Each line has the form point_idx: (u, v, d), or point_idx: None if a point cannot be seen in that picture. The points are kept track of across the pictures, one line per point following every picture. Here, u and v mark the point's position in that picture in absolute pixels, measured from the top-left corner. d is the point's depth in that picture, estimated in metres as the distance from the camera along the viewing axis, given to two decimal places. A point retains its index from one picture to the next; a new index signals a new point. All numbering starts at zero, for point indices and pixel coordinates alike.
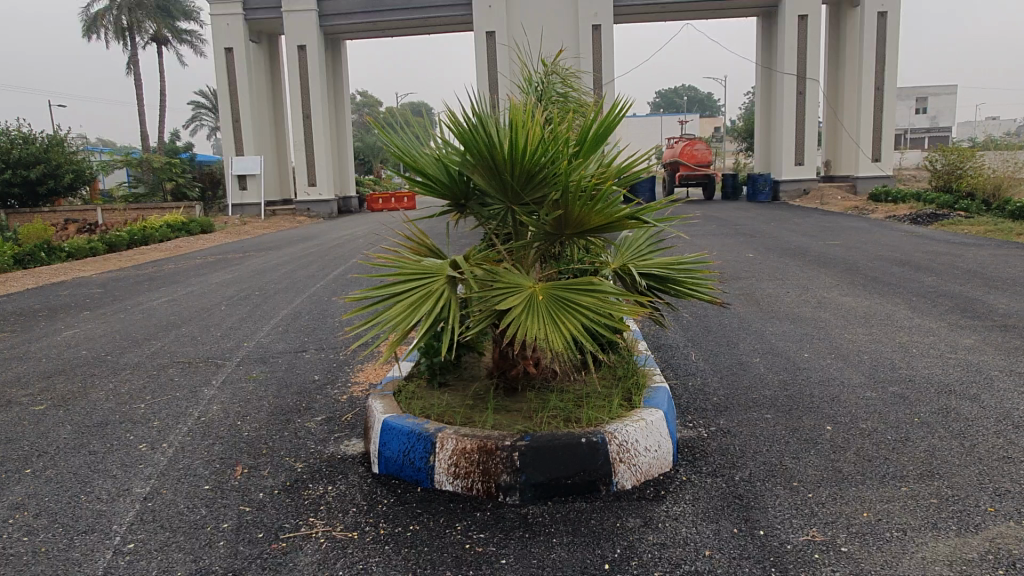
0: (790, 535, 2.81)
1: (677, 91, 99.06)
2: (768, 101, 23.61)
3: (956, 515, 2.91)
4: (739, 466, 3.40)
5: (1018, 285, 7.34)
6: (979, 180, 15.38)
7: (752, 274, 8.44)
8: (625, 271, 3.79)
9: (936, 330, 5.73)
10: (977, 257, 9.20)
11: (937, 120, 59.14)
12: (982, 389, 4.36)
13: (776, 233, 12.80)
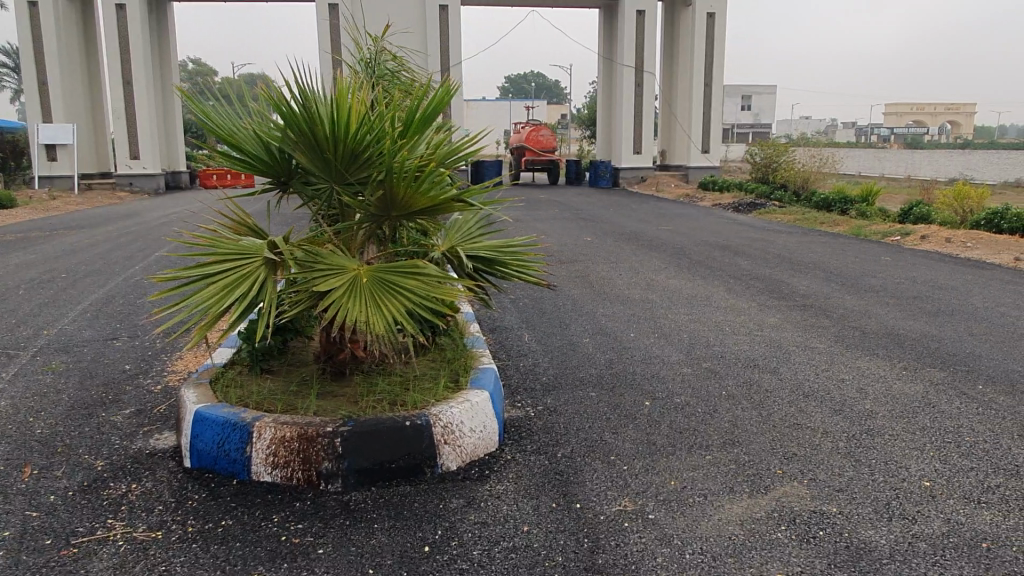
0: (604, 506, 2.95)
1: (527, 78, 100.81)
2: (609, 91, 24.57)
3: (750, 478, 3.19)
4: (562, 443, 3.53)
5: (818, 269, 8.13)
6: (790, 173, 16.90)
7: (587, 258, 8.77)
8: (454, 253, 3.78)
9: (747, 309, 6.23)
10: (785, 244, 10.12)
11: (760, 117, 64.22)
12: (782, 363, 4.79)
13: (613, 219, 13.38)
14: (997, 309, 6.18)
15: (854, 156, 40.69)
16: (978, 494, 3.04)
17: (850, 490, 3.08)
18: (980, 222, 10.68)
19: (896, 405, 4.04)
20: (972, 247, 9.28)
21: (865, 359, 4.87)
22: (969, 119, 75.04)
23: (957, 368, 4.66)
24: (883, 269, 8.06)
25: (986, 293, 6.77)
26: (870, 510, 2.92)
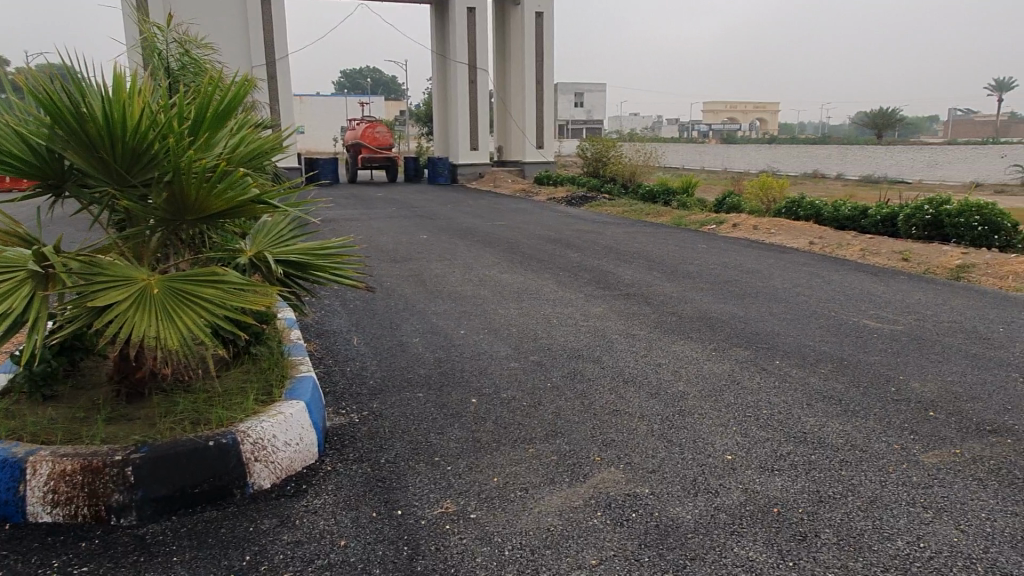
0: (424, 509, 2.89)
1: (363, 75, 98.96)
2: (444, 87, 24.58)
3: (570, 468, 3.26)
4: (386, 448, 3.44)
5: (641, 258, 8.58)
6: (619, 167, 17.77)
7: (421, 256, 8.69)
8: (262, 259, 3.56)
9: (575, 301, 6.43)
10: (613, 235, 10.61)
11: (592, 113, 67.03)
12: (604, 351, 4.98)
13: (451, 215, 13.43)
14: (793, 289, 6.81)
15: (678, 149, 43.66)
16: (773, 463, 3.29)
17: (662, 470, 3.24)
18: (781, 210, 11.77)
19: (706, 385, 4.30)
20: (773, 233, 10.18)
21: (680, 342, 5.17)
22: (775, 116, 82.85)
23: (759, 346, 5.06)
24: (699, 256, 8.64)
25: (784, 275, 7.44)
26: (678, 488, 3.08)
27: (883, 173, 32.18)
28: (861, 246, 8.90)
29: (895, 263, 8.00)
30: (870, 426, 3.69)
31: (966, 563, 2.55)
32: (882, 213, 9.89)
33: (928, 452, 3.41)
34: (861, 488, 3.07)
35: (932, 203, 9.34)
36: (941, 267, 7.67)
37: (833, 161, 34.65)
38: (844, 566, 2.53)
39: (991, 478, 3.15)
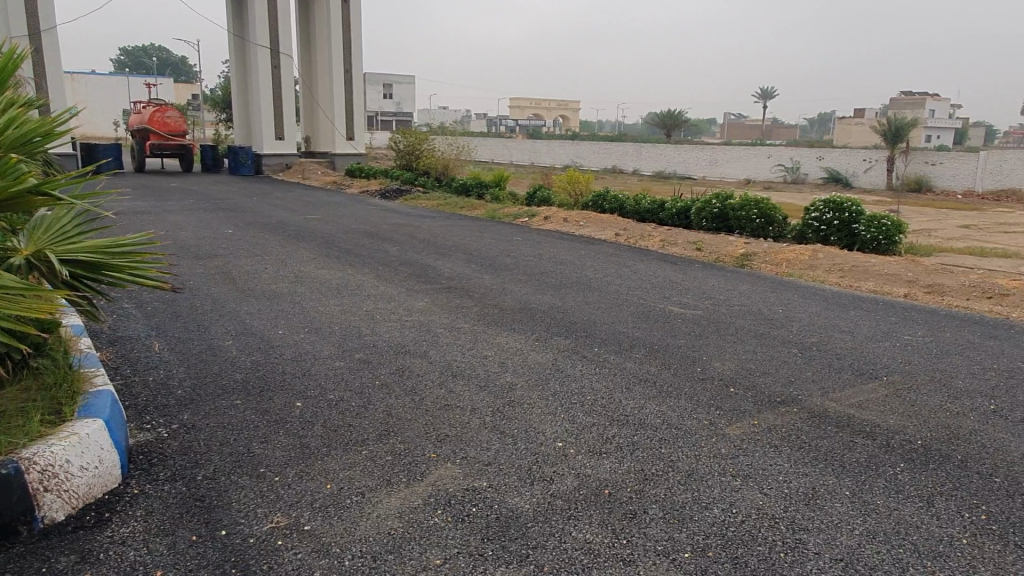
0: (251, 527, 2.68)
1: (147, 53, 90.46)
2: (243, 72, 23.11)
3: (405, 467, 3.19)
4: (203, 463, 3.15)
5: (461, 251, 8.63)
6: (432, 160, 17.76)
7: (228, 252, 8.11)
8: (42, 258, 3.10)
9: (397, 296, 6.32)
10: (430, 228, 10.57)
11: (401, 105, 66.49)
12: (431, 345, 4.94)
13: (257, 207, 12.66)
14: (604, 278, 7.19)
15: (487, 144, 44.61)
16: (600, 447, 3.45)
17: (497, 462, 3.26)
18: (588, 204, 12.40)
19: (532, 374, 4.42)
20: (582, 225, 10.71)
21: (504, 334, 5.25)
22: (576, 114, 87.32)
23: (578, 334, 5.28)
24: (515, 249, 8.86)
25: (595, 266, 7.83)
26: (515, 478, 3.12)
27: (672, 170, 35.09)
28: (660, 237, 9.61)
29: (690, 253, 8.73)
30: (682, 405, 3.99)
31: (772, 522, 2.83)
32: (677, 207, 10.75)
33: (732, 425, 3.75)
34: (679, 463, 3.30)
35: (719, 197, 10.29)
36: (729, 255, 8.50)
37: (629, 158, 37.19)
38: (670, 538, 2.70)
39: (785, 444, 3.54)
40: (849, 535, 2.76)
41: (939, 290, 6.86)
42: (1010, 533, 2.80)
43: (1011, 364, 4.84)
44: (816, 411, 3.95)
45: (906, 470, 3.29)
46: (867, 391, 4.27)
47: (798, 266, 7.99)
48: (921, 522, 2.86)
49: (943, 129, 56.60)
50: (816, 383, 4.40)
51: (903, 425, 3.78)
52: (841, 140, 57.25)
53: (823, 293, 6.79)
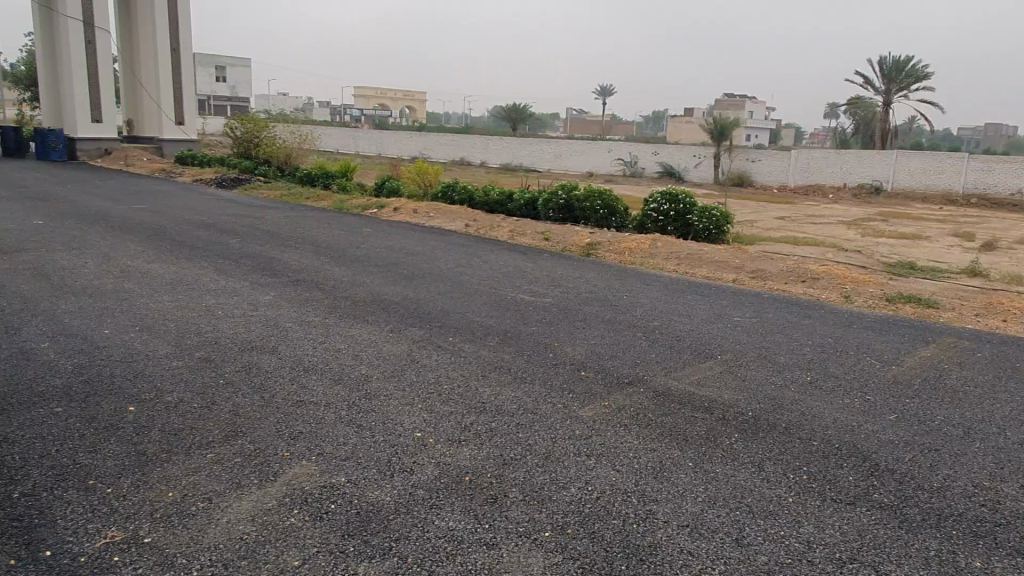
0: (82, 545, 2.43)
1: None
2: (50, 46, 20.82)
3: (256, 468, 3.03)
4: (19, 479, 2.82)
5: (307, 242, 8.32)
6: (272, 148, 16.95)
7: (39, 245, 7.29)
8: None
9: (239, 290, 5.97)
10: (273, 219, 10.08)
11: (237, 90, 62.87)
12: (278, 340, 4.72)
13: (73, 197, 11.49)
14: (457, 269, 7.21)
15: (332, 133, 43.25)
16: (459, 435, 3.46)
17: (356, 456, 3.18)
18: (437, 195, 12.37)
19: (387, 366, 4.34)
20: (432, 216, 10.67)
21: (356, 326, 5.12)
22: (422, 105, 86.71)
23: (432, 325, 5.25)
24: (365, 240, 8.67)
25: (448, 256, 7.82)
26: (374, 471, 3.06)
27: (519, 163, 35.83)
28: (510, 228, 9.78)
29: (539, 243, 8.95)
30: (538, 390, 4.09)
31: (624, 496, 2.97)
32: (524, 198, 10.98)
33: (585, 407, 3.90)
34: (536, 446, 3.38)
35: (565, 188, 10.62)
36: (575, 245, 8.81)
37: (476, 150, 37.49)
38: (531, 519, 2.76)
39: (634, 422, 3.72)
40: (693, 503, 2.96)
41: (762, 275, 7.51)
42: (828, 490, 3.12)
43: (823, 340, 5.38)
44: (660, 390, 4.19)
45: (740, 440, 3.58)
46: (704, 369, 4.59)
47: (639, 254, 8.43)
48: (754, 485, 3.12)
49: (760, 129, 61.91)
50: (659, 364, 4.67)
51: (736, 400, 4.10)
52: (673, 137, 61.07)
53: (662, 280, 7.21)
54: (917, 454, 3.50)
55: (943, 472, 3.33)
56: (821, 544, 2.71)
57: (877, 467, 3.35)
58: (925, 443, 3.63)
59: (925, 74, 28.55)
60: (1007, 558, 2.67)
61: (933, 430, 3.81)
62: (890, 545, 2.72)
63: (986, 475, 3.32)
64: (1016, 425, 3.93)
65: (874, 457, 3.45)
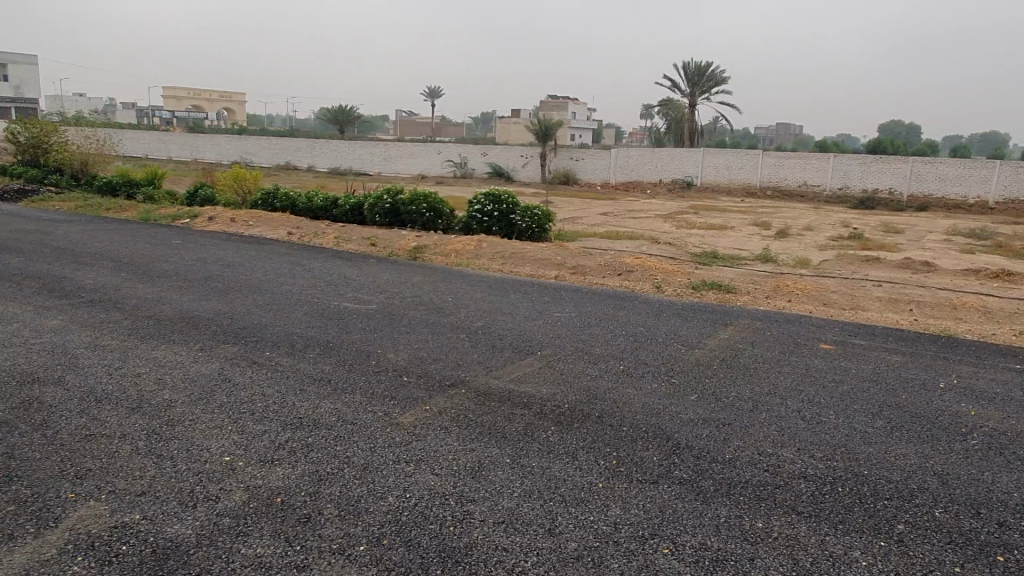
0: None
1: None
2: None
3: (34, 514, 2.73)
4: None
5: (105, 258, 7.61)
6: (64, 155, 15.35)
7: None
8: None
9: (20, 315, 5.35)
10: (66, 234, 9.13)
11: (21, 90, 56.25)
12: (67, 369, 4.27)
13: None
14: (276, 279, 6.91)
15: (138, 137, 39.90)
16: (271, 454, 3.31)
17: (154, 490, 2.94)
18: (257, 202, 11.81)
19: (194, 388, 4.06)
20: (251, 225, 10.17)
21: (161, 347, 4.75)
22: (242, 107, 82.36)
23: (247, 340, 4.99)
24: (174, 252, 8.08)
25: (267, 267, 7.47)
26: (174, 503, 2.85)
27: (348, 167, 35.00)
28: (335, 234, 9.53)
29: (365, 249, 8.79)
30: (357, 400, 4.01)
31: (443, 500, 2.99)
32: (349, 203, 10.75)
33: (405, 413, 3.87)
34: (354, 458, 3.31)
35: (390, 192, 10.52)
36: (402, 249, 8.75)
37: (302, 153, 36.19)
38: (345, 534, 2.70)
39: (454, 425, 3.75)
40: (510, 499, 3.03)
41: (582, 271, 7.85)
42: (634, 471, 3.32)
43: (635, 329, 5.72)
44: (480, 390, 4.26)
45: (555, 432, 3.71)
46: (524, 366, 4.73)
47: (466, 255, 8.52)
48: (567, 475, 3.25)
49: (581, 129, 64.87)
50: (481, 363, 4.75)
51: (553, 393, 4.25)
52: (501, 138, 62.52)
53: (487, 280, 7.33)
54: (713, 429, 3.82)
55: (734, 444, 3.65)
56: (627, 523, 2.87)
57: (677, 445, 3.61)
58: (719, 419, 3.96)
59: (723, 78, 31.24)
60: (785, 517, 2.97)
61: (727, 405, 4.18)
62: (688, 517, 2.94)
63: (770, 443, 3.69)
64: (795, 395, 4.40)
65: (676, 436, 3.72)
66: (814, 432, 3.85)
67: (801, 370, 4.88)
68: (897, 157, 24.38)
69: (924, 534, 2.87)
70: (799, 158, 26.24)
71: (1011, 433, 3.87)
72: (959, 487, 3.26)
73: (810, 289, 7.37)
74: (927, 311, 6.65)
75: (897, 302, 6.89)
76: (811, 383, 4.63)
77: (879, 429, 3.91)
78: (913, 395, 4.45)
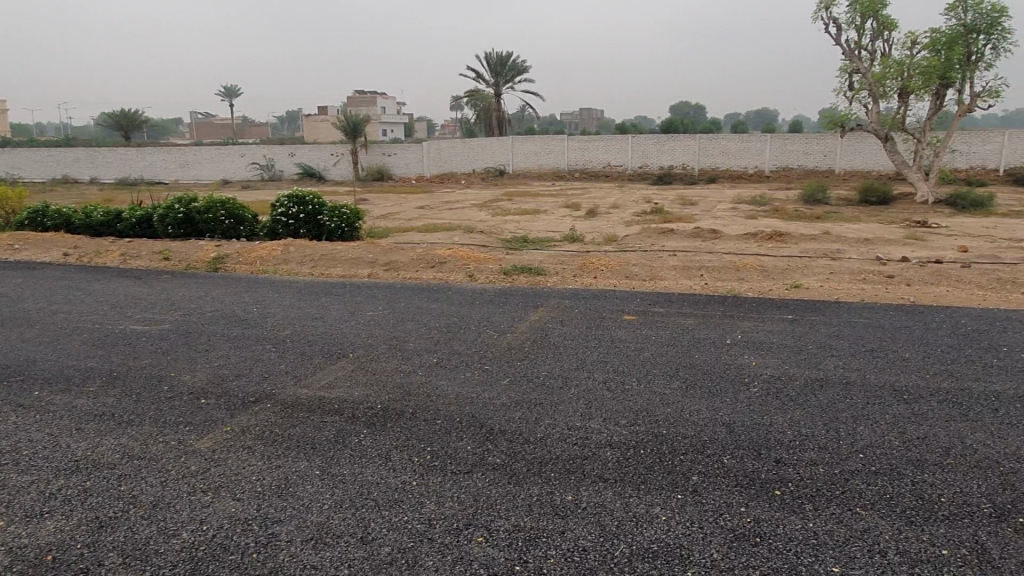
0: None
1: None
2: None
3: None
4: None
5: None
6: None
7: None
8: None
9: None
10: None
11: None
12: None
13: None
14: (50, 308, 6.15)
15: None
16: (41, 507, 2.92)
17: None
18: (23, 221, 10.47)
19: None
20: (18, 249, 8.99)
21: None
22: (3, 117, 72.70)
23: (11, 381, 4.38)
24: None
25: (38, 294, 6.64)
26: None
27: (138, 176, 32.04)
28: (120, 251, 8.68)
29: (157, 264, 8.08)
30: (146, 432, 3.65)
31: (245, 526, 2.79)
32: (136, 215, 9.83)
33: (203, 438, 3.58)
34: (142, 497, 3.00)
35: (181, 201, 9.78)
36: (200, 261, 8.14)
37: (82, 165, 32.64)
38: None
39: (259, 443, 3.53)
40: (319, 512, 2.89)
41: (395, 267, 7.74)
42: (448, 464, 3.30)
43: (449, 320, 5.72)
44: (287, 402, 4.04)
45: (368, 435, 3.60)
46: (335, 370, 4.56)
47: (272, 261, 8.11)
48: (379, 478, 3.16)
49: (393, 124, 64.16)
50: (288, 373, 4.51)
51: (366, 395, 4.14)
52: (309, 136, 60.29)
53: (295, 285, 7.00)
54: (525, 411, 3.89)
55: (545, 423, 3.74)
56: (441, 518, 2.84)
57: (491, 431, 3.63)
58: (530, 400, 4.05)
59: (524, 67, 32.19)
60: (592, 486, 3.08)
61: (537, 386, 4.28)
62: (500, 502, 2.96)
63: (578, 416, 3.82)
64: (601, 366, 4.61)
65: (489, 422, 3.75)
66: (617, 400, 4.05)
67: (607, 342, 5.13)
68: (686, 135, 26.49)
69: (714, 481, 3.10)
70: (601, 141, 27.70)
71: (783, 377, 4.31)
72: (744, 433, 3.57)
73: (612, 264, 7.76)
74: (716, 274, 7.24)
75: (689, 269, 7.45)
76: (615, 353, 4.88)
77: (674, 389, 4.19)
78: (703, 353, 4.83)
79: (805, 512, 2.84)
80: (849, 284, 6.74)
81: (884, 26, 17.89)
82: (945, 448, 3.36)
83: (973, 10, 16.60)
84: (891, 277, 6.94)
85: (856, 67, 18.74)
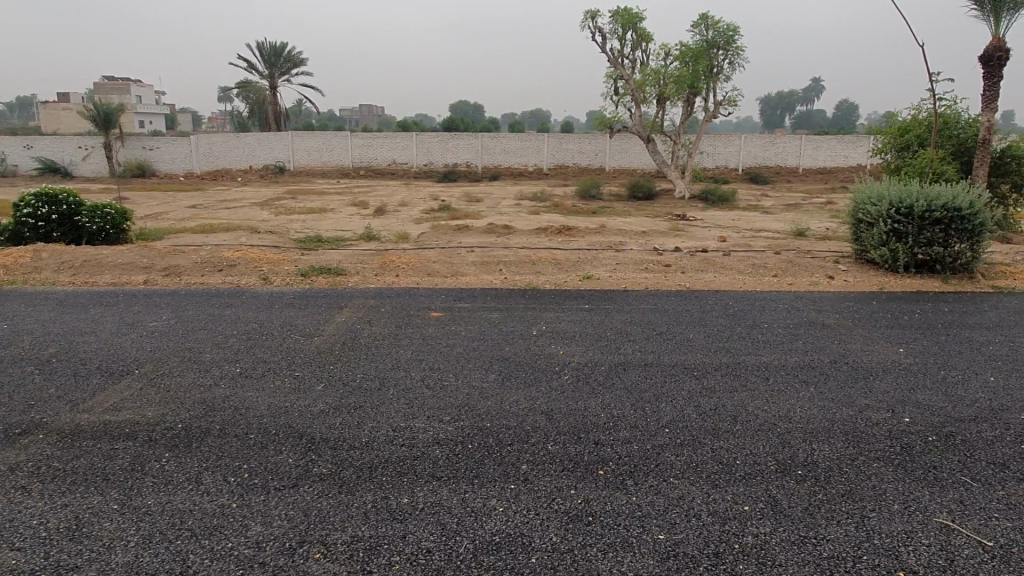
0: None
1: None
2: None
3: None
4: None
5: None
6: None
7: None
8: None
9: None
10: None
11: None
12: None
13: None
14: None
15: None
16: None
17: None
18: None
19: None
20: None
21: None
22: None
23: None
24: None
25: None
26: None
27: None
28: None
29: None
30: None
31: None
32: None
33: None
34: None
35: None
36: None
37: None
38: None
39: (35, 481, 3.03)
40: (125, 552, 2.55)
41: (175, 271, 7.08)
42: (269, 480, 3.08)
43: (247, 327, 5.34)
44: (65, 431, 3.52)
45: (171, 459, 3.25)
46: (120, 390, 4.06)
47: (19, 270, 7.02)
48: (192, 505, 2.87)
49: (152, 115, 58.50)
50: (61, 398, 3.93)
51: (162, 414, 3.73)
52: (48, 127, 52.88)
53: (55, 297, 6.12)
54: (345, 416, 3.74)
55: (369, 426, 3.63)
56: (270, 539, 2.64)
57: (312, 441, 3.45)
58: (350, 404, 3.91)
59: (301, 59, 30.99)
60: (426, 486, 3.05)
61: (354, 389, 4.14)
62: (332, 514, 2.82)
63: (401, 417, 3.76)
64: (416, 365, 4.58)
65: (309, 431, 3.56)
66: (438, 397, 4.04)
67: (419, 340, 5.10)
68: (468, 134, 27.15)
69: (543, 468, 3.22)
70: (384, 138, 27.47)
71: (589, 364, 4.58)
72: (562, 420, 3.73)
73: (414, 262, 7.74)
74: (514, 269, 7.50)
75: (489, 264, 7.65)
76: (430, 351, 4.87)
77: (492, 381, 4.29)
78: (513, 345, 4.97)
79: (627, 488, 3.04)
80: (635, 273, 7.32)
81: (641, 38, 19.67)
82: (733, 416, 3.78)
83: (712, 28, 18.87)
84: (667, 266, 7.65)
85: (619, 74, 20.39)
